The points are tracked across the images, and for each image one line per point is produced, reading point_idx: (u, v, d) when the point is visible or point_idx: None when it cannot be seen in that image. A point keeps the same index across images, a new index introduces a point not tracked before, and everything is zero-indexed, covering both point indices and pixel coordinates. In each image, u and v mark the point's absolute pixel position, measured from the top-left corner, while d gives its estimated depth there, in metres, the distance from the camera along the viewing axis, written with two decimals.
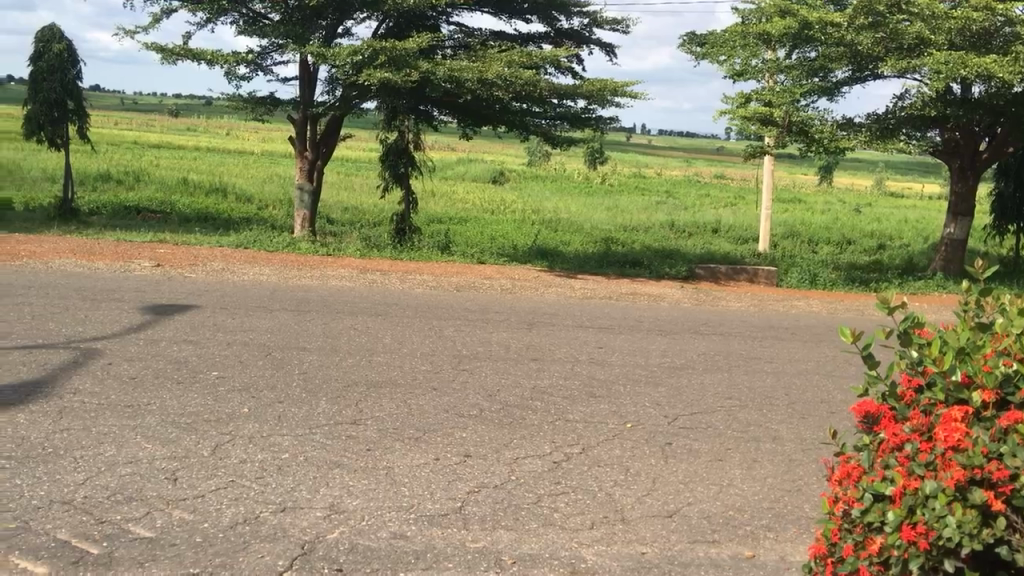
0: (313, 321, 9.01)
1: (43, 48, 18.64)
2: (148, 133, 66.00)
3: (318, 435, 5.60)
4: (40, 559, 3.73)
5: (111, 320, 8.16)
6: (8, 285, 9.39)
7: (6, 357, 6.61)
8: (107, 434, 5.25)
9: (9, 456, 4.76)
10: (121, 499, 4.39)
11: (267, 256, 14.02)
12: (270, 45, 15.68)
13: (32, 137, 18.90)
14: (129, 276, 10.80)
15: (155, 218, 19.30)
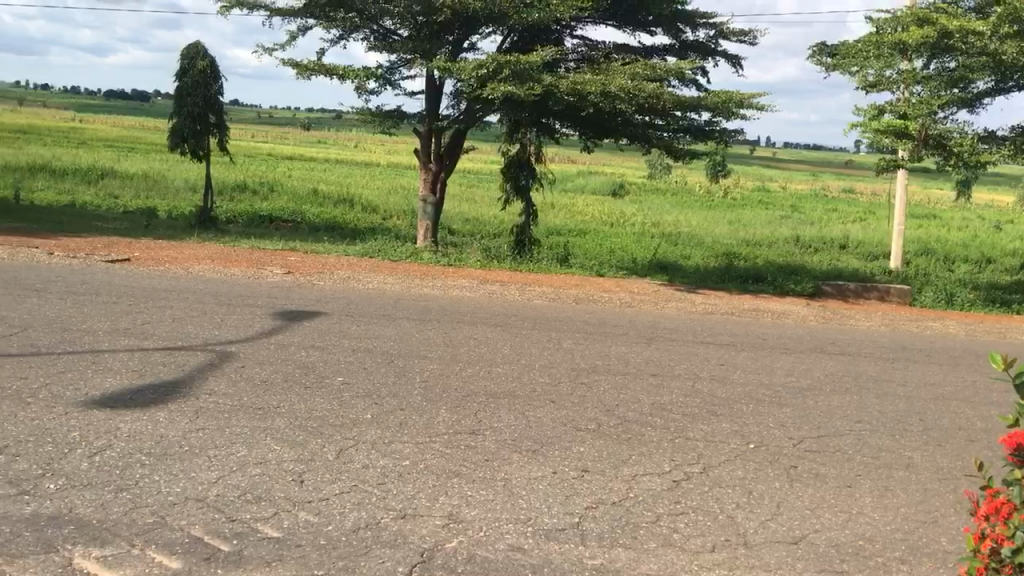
0: (434, 330, 9.14)
1: (188, 64, 19.56)
2: (280, 144, 69.06)
3: (438, 443, 5.66)
4: (175, 554, 3.88)
5: (244, 324, 8.50)
6: (151, 289, 9.90)
7: (149, 357, 6.96)
8: (239, 435, 5.44)
9: (149, 453, 4.99)
10: (251, 498, 4.54)
11: (391, 265, 14.32)
12: (397, 60, 16.08)
13: (176, 149, 19.96)
14: (261, 283, 11.22)
15: (287, 228, 20.03)
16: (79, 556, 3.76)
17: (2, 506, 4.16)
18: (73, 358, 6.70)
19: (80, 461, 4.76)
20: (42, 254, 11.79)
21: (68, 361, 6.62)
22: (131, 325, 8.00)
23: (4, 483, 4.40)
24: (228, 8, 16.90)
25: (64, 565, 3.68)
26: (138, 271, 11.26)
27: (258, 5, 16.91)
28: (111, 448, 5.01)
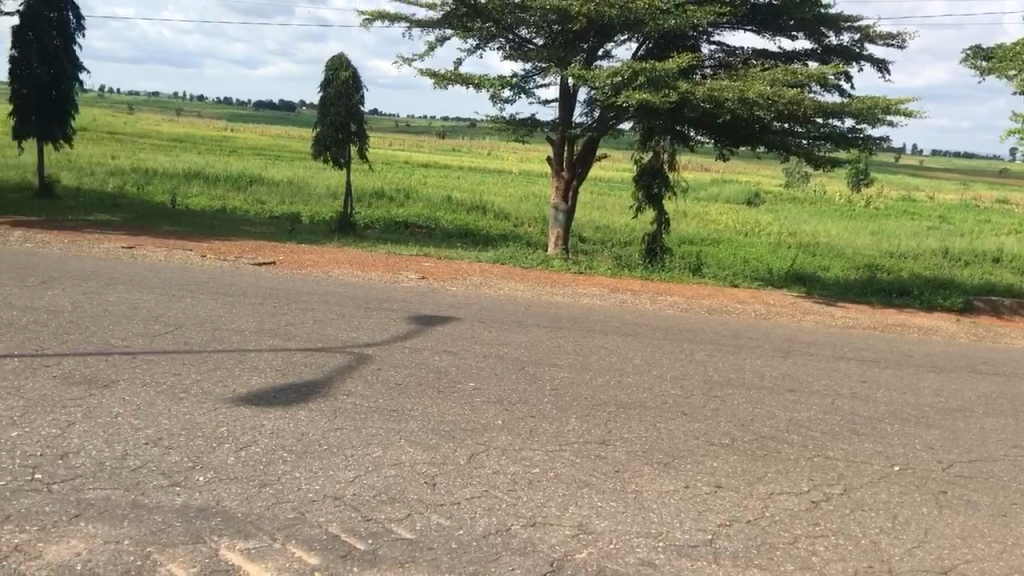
0: (565, 338, 9.13)
1: (332, 75, 20.26)
2: (417, 152, 70.84)
3: (567, 452, 5.64)
4: (313, 550, 3.99)
5: (381, 328, 8.72)
6: (295, 291, 10.29)
7: (291, 358, 7.22)
8: (375, 435, 5.57)
9: (290, 450, 5.17)
10: (385, 499, 4.63)
11: (522, 272, 14.42)
12: (532, 69, 16.20)
13: (319, 157, 20.70)
14: (397, 288, 11.49)
15: (422, 234, 20.49)
16: (225, 547, 3.92)
17: (155, 495, 4.38)
18: (222, 356, 7.02)
19: (227, 456, 4.97)
20: (196, 256, 12.46)
21: (218, 359, 6.95)
22: (275, 325, 8.32)
23: (158, 473, 4.64)
24: (370, 21, 17.45)
25: (211, 556, 3.84)
26: (283, 273, 11.74)
27: (398, 17, 17.38)
28: (255, 444, 5.21)
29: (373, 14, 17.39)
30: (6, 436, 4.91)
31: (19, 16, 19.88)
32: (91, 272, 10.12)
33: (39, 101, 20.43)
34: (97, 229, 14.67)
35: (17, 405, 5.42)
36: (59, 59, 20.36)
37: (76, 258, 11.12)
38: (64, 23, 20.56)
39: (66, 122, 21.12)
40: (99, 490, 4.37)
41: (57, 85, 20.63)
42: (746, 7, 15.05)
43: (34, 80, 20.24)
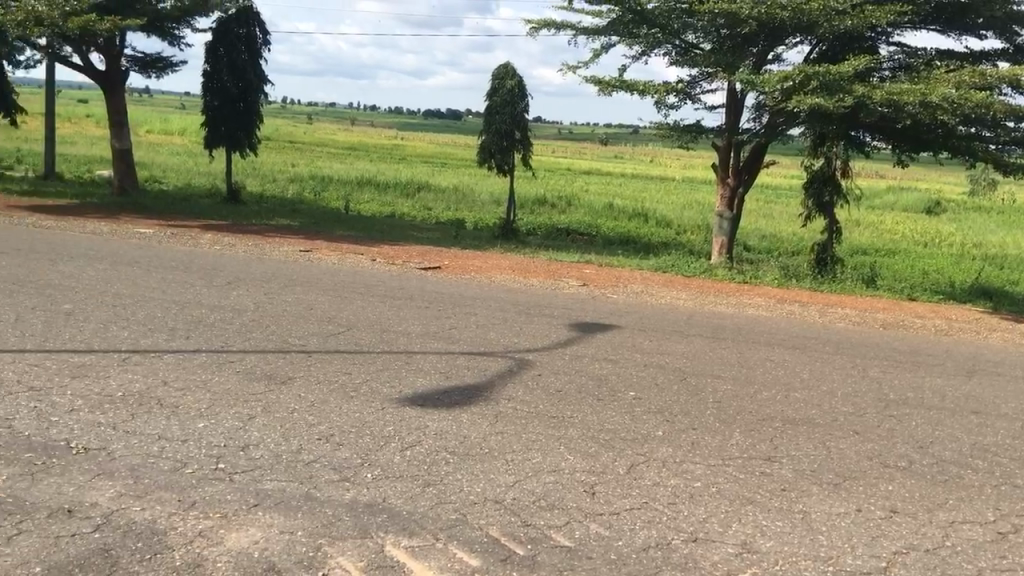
0: (729, 349, 8.89)
1: (498, 84, 20.61)
2: (579, 159, 71.14)
3: (730, 467, 5.48)
4: (474, 552, 4.05)
5: (542, 334, 8.77)
6: (459, 296, 10.50)
7: (455, 361, 7.37)
8: (535, 441, 5.60)
9: (453, 451, 5.27)
10: (545, 505, 4.64)
11: (685, 281, 14.18)
12: (699, 74, 15.92)
13: (484, 165, 21.09)
14: (558, 294, 11.54)
15: (584, 241, 20.51)
16: (390, 544, 4.04)
17: (326, 489, 4.56)
18: (390, 357, 7.25)
19: (393, 454, 5.12)
20: (367, 260, 12.94)
21: (387, 359, 7.19)
22: (440, 329, 8.52)
23: (330, 468, 4.84)
24: (536, 29, 17.65)
25: (377, 551, 3.96)
26: (447, 278, 12.01)
27: (565, 25, 17.49)
28: (420, 444, 5.35)
29: (539, 23, 17.58)
30: (194, 426, 5.25)
31: (213, 33, 21.37)
32: (272, 273, 10.70)
33: (229, 112, 21.76)
34: (277, 233, 15.51)
35: (204, 398, 5.78)
36: (247, 72, 21.64)
37: (259, 260, 11.80)
38: (253, 39, 21.71)
39: (253, 132, 22.33)
40: (275, 482, 4.59)
41: (245, 97, 21.87)
42: (930, 6, 14.23)
43: (224, 93, 21.62)
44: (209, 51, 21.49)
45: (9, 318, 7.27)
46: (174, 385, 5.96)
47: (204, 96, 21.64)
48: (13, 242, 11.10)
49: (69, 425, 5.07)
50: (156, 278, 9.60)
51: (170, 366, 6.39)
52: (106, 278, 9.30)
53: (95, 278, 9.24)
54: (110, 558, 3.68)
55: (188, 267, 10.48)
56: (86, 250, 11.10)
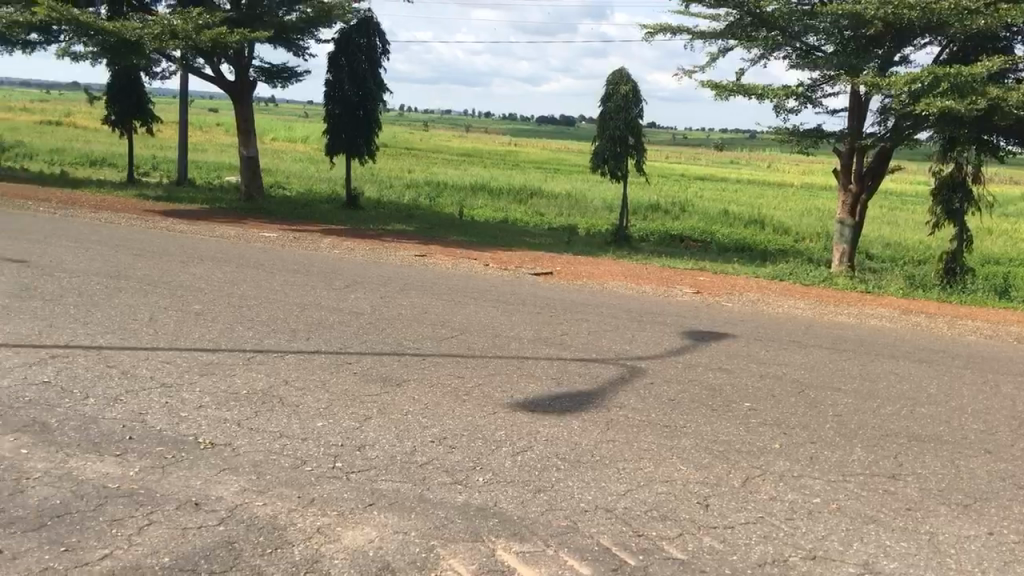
0: (850, 361, 8.58)
1: (612, 89, 20.52)
2: (694, 165, 70.13)
3: (851, 484, 5.28)
4: (585, 561, 4.02)
5: (655, 341, 8.67)
6: (570, 302, 10.50)
7: (567, 367, 7.35)
8: (647, 450, 5.53)
9: (564, 458, 5.25)
10: (657, 515, 4.57)
11: (802, 290, 13.77)
12: (820, 77, 15.47)
13: (597, 171, 21.00)
14: (671, 302, 11.38)
15: (698, 248, 20.17)
16: (501, 549, 4.05)
17: (438, 491, 4.62)
18: (501, 362, 7.28)
19: (505, 459, 5.15)
20: (479, 265, 13.08)
21: (499, 364, 7.23)
22: (551, 335, 8.53)
23: (442, 470, 4.90)
24: (652, 34, 17.49)
25: (489, 555, 3.98)
26: (558, 283, 12.02)
27: (681, 29, 17.28)
28: (532, 449, 5.36)
29: (655, 28, 17.42)
30: (313, 425, 5.40)
31: (335, 43, 22.03)
32: (388, 277, 10.93)
33: (349, 120, 22.36)
34: (394, 238, 15.85)
35: (323, 398, 5.94)
36: (367, 81, 22.22)
37: (375, 264, 12.08)
38: (373, 48, 22.25)
39: (372, 139, 22.86)
40: (390, 482, 4.68)
41: (364, 105, 22.43)
42: None
43: (345, 102, 22.26)
44: (332, 61, 22.17)
45: (143, 317, 7.65)
46: (295, 385, 6.14)
47: (326, 104, 22.35)
48: (148, 245, 11.68)
49: (197, 420, 5.30)
50: (279, 280, 9.94)
51: (291, 366, 6.60)
52: (232, 280, 9.68)
53: (222, 280, 9.63)
54: (234, 551, 3.82)
55: (309, 271, 10.81)
56: (214, 253, 11.58)
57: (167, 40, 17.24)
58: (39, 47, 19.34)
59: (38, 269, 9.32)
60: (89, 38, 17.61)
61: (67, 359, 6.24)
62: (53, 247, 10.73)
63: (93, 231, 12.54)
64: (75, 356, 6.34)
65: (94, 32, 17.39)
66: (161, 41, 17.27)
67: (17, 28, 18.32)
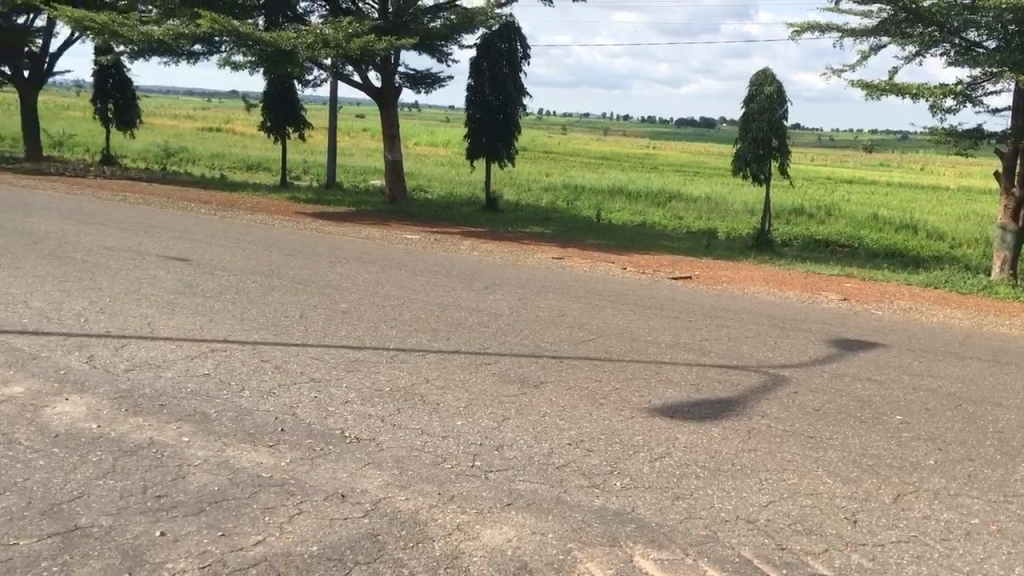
0: (1012, 375, 8.06)
1: (755, 90, 20.03)
2: (842, 168, 67.53)
3: (1013, 505, 4.96)
4: (725, 571, 3.93)
5: (799, 349, 8.40)
6: (710, 307, 10.30)
7: (707, 373, 7.21)
8: (790, 461, 5.36)
9: (704, 466, 5.16)
10: (801, 529, 4.43)
11: (959, 298, 13.04)
12: (981, 75, 14.63)
13: (739, 173, 20.52)
14: (815, 308, 11.01)
15: (845, 253, 19.42)
16: (639, 555, 4.01)
17: (576, 494, 4.62)
18: (639, 367, 7.21)
19: (643, 464, 5.10)
20: (617, 268, 13.01)
21: (637, 368, 7.16)
22: (690, 339, 8.39)
23: (580, 473, 4.89)
24: (799, 33, 16.98)
25: (627, 561, 3.95)
26: (698, 288, 11.83)
27: (830, 27, 16.68)
28: (670, 455, 5.28)
29: (801, 27, 16.91)
30: (453, 424, 5.50)
31: (477, 49, 22.40)
32: (526, 279, 11.02)
33: (489, 124, 22.66)
34: (532, 240, 15.97)
35: (463, 397, 6.04)
36: (508, 86, 22.46)
37: (514, 266, 12.22)
38: (514, 53, 22.50)
39: (512, 142, 23.09)
40: (529, 483, 4.71)
41: (505, 109, 22.68)
42: None
43: (486, 106, 22.58)
44: (474, 66, 22.54)
45: (295, 314, 7.98)
46: (436, 384, 6.28)
47: (468, 109, 22.72)
48: (300, 246, 12.18)
49: (343, 415, 5.48)
50: (421, 281, 10.17)
51: (432, 365, 6.75)
52: (376, 280, 9.98)
53: (367, 280, 9.94)
54: (377, 543, 3.93)
55: (449, 272, 11.02)
56: (360, 254, 11.97)
57: (319, 49, 17.91)
58: (202, 58, 20.46)
59: (200, 267, 9.88)
60: (248, 48, 18.50)
61: (225, 353, 6.58)
62: (213, 247, 11.34)
63: (249, 232, 13.20)
64: (232, 350, 6.67)
65: (252, 43, 18.29)
66: (314, 50, 17.96)
67: (183, 40, 19.45)
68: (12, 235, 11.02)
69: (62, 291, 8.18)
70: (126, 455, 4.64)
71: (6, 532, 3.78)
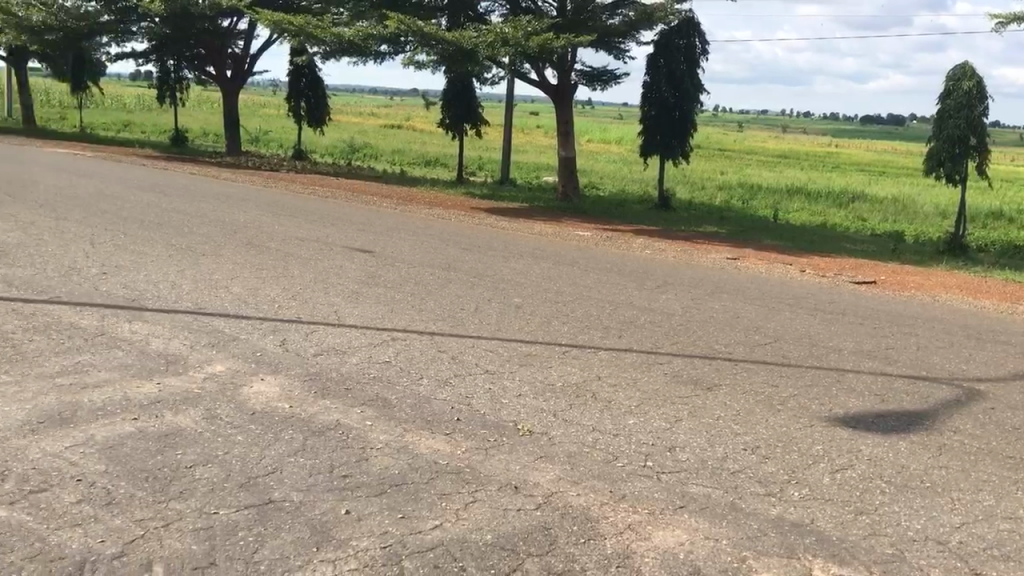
0: None
1: (953, 85, 18.81)
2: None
3: None
4: None
5: (996, 363, 7.82)
6: (897, 314, 9.76)
7: (892, 383, 6.84)
8: (986, 482, 5.01)
9: (890, 481, 4.90)
10: (999, 555, 4.12)
11: None
12: None
13: (931, 173, 19.33)
14: (1015, 319, 10.24)
15: None
16: (818, 569, 3.86)
17: (751, 501, 4.49)
18: (819, 374, 6.94)
19: (823, 475, 4.90)
20: (795, 271, 12.55)
21: (817, 375, 6.89)
22: (874, 347, 8.00)
23: (755, 481, 4.76)
24: (1004, 24, 15.84)
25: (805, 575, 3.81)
26: (884, 294, 11.24)
27: None
28: (852, 468, 5.05)
29: (1007, 17, 15.76)
30: (625, 422, 5.47)
31: (655, 45, 22.18)
32: (700, 279, 10.82)
33: (664, 121, 22.38)
34: (707, 240, 15.63)
35: (635, 396, 6.00)
36: (685, 82, 22.11)
37: (687, 265, 12.02)
38: (692, 49, 22.13)
39: (688, 140, 22.69)
40: (702, 487, 4.62)
41: (681, 106, 22.33)
42: None
43: (662, 103, 22.32)
44: (652, 62, 22.31)
45: (470, 307, 8.16)
46: (607, 381, 6.27)
47: (643, 106, 22.53)
48: (475, 240, 12.45)
49: (516, 408, 5.57)
50: (593, 278, 10.19)
51: (604, 362, 6.74)
52: (548, 276, 10.06)
53: (540, 275, 10.04)
54: (549, 537, 3.96)
55: (621, 269, 10.97)
56: (533, 249, 12.09)
57: (499, 48, 18.20)
58: (388, 58, 21.25)
59: (382, 258, 10.28)
60: (431, 48, 19.06)
61: (405, 342, 6.82)
62: (394, 239, 11.77)
63: (428, 225, 13.62)
64: (411, 339, 6.91)
65: (434, 42, 18.84)
66: (494, 49, 18.27)
67: (371, 41, 20.26)
68: (215, 224, 11.83)
69: (257, 278, 8.71)
70: (315, 434, 4.89)
71: (208, 502, 4.06)
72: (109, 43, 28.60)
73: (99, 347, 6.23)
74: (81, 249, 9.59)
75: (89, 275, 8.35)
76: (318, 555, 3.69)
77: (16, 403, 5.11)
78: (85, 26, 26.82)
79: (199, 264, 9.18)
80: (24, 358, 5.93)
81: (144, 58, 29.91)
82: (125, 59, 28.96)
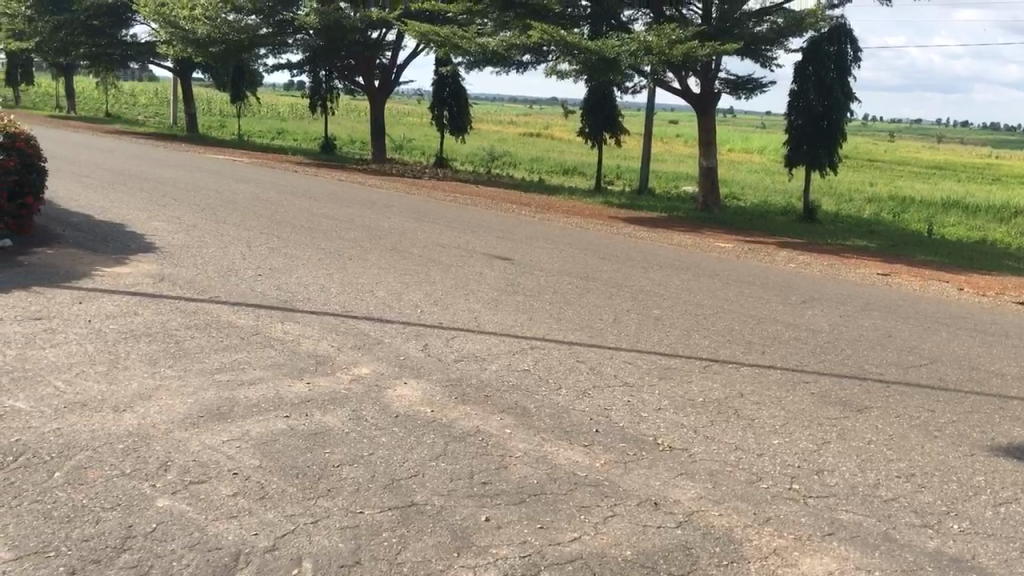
0: None
1: None
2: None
3: None
4: None
5: None
6: None
7: None
8: None
9: None
10: None
11: None
12: None
13: None
14: None
15: None
16: None
17: (906, 532, 4.26)
18: (980, 400, 6.51)
19: (985, 509, 4.59)
20: (952, 288, 11.90)
21: (977, 402, 6.47)
22: None
23: (911, 511, 4.51)
24: None
25: None
26: None
27: None
28: (1018, 502, 4.71)
29: None
30: (769, 442, 5.30)
31: (804, 52, 21.52)
32: (849, 296, 10.38)
33: (811, 131, 21.69)
34: (856, 254, 15.03)
35: (780, 415, 5.80)
36: (835, 91, 21.37)
37: (835, 280, 11.58)
38: (843, 56, 21.34)
39: (836, 151, 21.92)
40: (852, 514, 4.41)
41: (829, 116, 21.59)
42: None
43: (809, 112, 21.65)
44: (799, 70, 21.66)
45: (609, 318, 8.10)
46: (750, 399, 6.08)
47: (790, 115, 21.91)
48: (614, 250, 12.36)
49: (656, 422, 5.47)
50: (736, 291, 9.94)
51: (747, 378, 6.55)
52: (688, 288, 9.87)
53: (679, 287, 9.88)
54: (690, 557, 3.87)
55: (765, 283, 10.66)
56: (673, 260, 11.91)
57: (641, 56, 18.06)
58: (530, 67, 21.47)
59: (521, 266, 10.37)
60: (574, 57, 19.14)
61: (543, 351, 6.83)
62: (533, 247, 11.83)
63: (567, 234, 13.65)
64: (549, 348, 6.91)
65: (577, 51, 18.88)
66: (637, 57, 18.15)
67: (514, 51, 20.51)
68: (362, 230, 12.21)
69: (401, 283, 8.91)
70: (455, 439, 4.95)
71: (355, 502, 4.16)
72: (267, 54, 30.01)
73: (254, 345, 6.51)
74: (238, 251, 10.09)
75: (245, 276, 8.77)
76: (459, 560, 3.72)
77: (179, 396, 5.40)
78: (246, 39, 28.18)
79: (346, 268, 9.48)
80: (186, 353, 6.26)
81: (299, 68, 31.22)
82: (281, 69, 30.31)
